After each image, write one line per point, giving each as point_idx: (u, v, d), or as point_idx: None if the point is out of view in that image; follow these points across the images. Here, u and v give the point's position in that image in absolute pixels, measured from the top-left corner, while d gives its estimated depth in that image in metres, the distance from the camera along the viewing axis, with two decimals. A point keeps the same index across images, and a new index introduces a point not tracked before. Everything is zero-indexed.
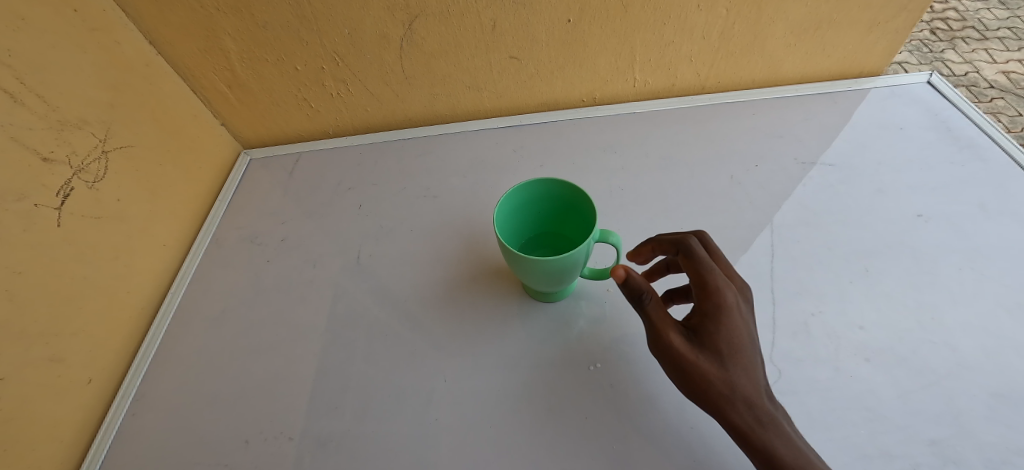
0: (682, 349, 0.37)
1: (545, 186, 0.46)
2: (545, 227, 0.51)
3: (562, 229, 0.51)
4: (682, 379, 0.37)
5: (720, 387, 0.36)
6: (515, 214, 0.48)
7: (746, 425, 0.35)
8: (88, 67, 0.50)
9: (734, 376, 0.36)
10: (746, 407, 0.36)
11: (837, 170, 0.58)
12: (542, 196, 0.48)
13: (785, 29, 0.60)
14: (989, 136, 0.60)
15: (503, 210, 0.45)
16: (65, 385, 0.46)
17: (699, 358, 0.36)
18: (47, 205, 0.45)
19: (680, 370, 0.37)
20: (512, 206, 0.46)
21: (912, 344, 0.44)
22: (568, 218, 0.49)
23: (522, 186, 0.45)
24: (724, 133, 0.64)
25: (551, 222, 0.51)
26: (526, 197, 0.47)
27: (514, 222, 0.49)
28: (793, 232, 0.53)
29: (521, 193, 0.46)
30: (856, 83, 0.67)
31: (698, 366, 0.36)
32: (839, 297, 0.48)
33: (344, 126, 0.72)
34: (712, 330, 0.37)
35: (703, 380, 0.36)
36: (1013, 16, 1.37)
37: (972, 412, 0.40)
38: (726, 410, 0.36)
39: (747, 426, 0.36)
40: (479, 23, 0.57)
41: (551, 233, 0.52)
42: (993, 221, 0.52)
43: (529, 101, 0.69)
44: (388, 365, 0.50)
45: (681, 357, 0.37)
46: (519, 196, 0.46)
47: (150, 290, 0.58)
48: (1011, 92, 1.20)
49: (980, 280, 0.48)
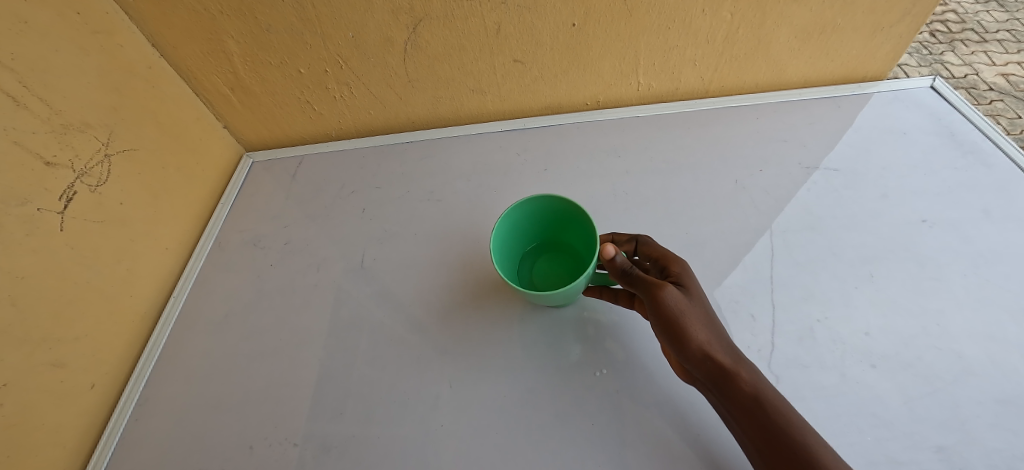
0: (678, 299, 0.39)
1: (550, 200, 0.46)
2: (548, 236, 0.52)
3: (568, 239, 0.51)
4: (678, 330, 0.39)
5: (707, 334, 0.39)
6: (516, 228, 0.48)
7: (736, 368, 0.38)
8: (91, 70, 0.50)
9: (713, 327, 0.40)
10: (728, 351, 0.39)
11: (841, 175, 0.58)
12: (543, 209, 0.48)
13: (789, 33, 0.60)
14: (993, 140, 0.60)
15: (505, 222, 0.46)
16: (69, 390, 0.46)
17: (688, 308, 0.40)
18: (50, 209, 0.45)
19: (675, 321, 0.39)
20: (514, 218, 0.47)
21: (917, 349, 0.44)
22: (571, 228, 0.50)
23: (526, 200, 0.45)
24: (727, 137, 0.64)
25: (556, 232, 0.51)
26: (527, 211, 0.47)
27: (516, 234, 0.49)
28: (798, 237, 0.53)
29: (521, 208, 0.46)
30: (860, 87, 0.67)
31: (688, 315, 0.39)
32: (844, 303, 0.48)
33: (348, 129, 0.72)
34: (690, 289, 0.42)
35: (694, 327, 0.39)
36: (1012, 19, 1.38)
37: (977, 419, 0.40)
38: (716, 355, 0.38)
39: (736, 370, 0.38)
40: (484, 27, 0.57)
41: (553, 240, 0.52)
42: (997, 226, 0.52)
43: (532, 105, 0.69)
44: (392, 370, 0.50)
45: (677, 305, 0.39)
46: (522, 209, 0.46)
47: (153, 294, 0.58)
48: (1010, 95, 1.21)
49: (984, 285, 0.48)
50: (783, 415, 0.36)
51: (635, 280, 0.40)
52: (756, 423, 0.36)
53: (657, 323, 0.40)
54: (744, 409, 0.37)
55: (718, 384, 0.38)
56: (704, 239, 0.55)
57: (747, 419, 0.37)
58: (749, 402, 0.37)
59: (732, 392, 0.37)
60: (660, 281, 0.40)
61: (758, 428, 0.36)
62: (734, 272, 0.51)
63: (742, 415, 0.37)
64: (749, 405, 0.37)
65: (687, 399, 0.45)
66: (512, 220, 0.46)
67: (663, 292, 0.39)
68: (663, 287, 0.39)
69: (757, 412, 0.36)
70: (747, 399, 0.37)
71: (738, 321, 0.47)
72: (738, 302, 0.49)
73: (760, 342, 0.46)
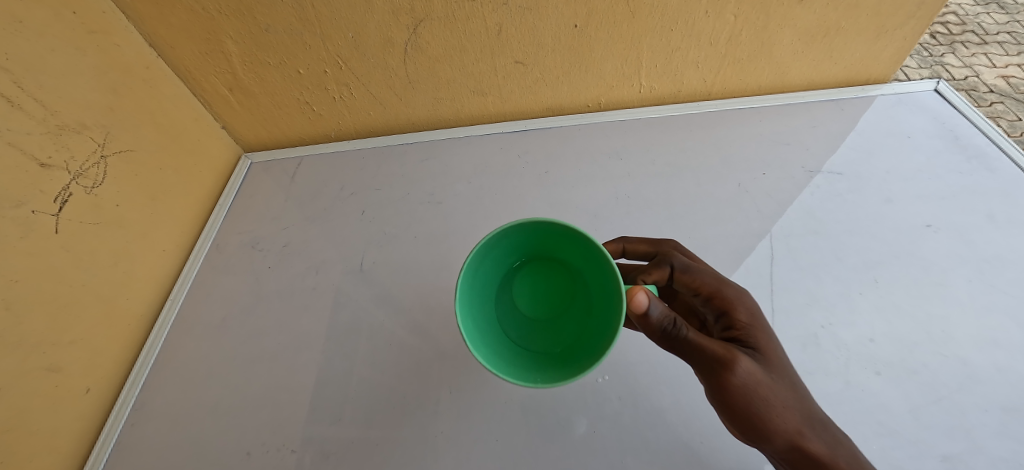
0: (754, 372, 0.36)
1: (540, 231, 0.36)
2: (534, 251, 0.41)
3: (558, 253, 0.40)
4: (757, 409, 0.35)
5: (797, 419, 0.35)
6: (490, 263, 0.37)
7: (831, 460, 0.34)
8: (86, 70, 0.50)
9: (800, 404, 0.36)
10: (822, 437, 0.35)
11: (845, 179, 0.58)
12: (527, 236, 0.37)
13: (793, 35, 0.60)
14: (998, 145, 0.60)
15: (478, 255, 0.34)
16: (63, 395, 0.45)
17: (766, 385, 0.36)
18: (45, 211, 0.45)
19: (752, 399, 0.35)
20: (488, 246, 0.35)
21: (923, 356, 0.44)
22: (562, 244, 0.39)
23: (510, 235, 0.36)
24: (730, 140, 0.64)
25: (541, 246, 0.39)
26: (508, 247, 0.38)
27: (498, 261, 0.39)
28: (801, 241, 0.53)
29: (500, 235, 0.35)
30: (863, 90, 0.67)
31: (768, 391, 0.35)
32: (849, 309, 0.47)
33: (347, 130, 0.71)
34: (767, 354, 0.38)
35: (778, 408, 0.35)
36: (1012, 21, 1.37)
37: (983, 427, 0.40)
38: (805, 443, 0.35)
39: (831, 461, 0.34)
40: (485, 28, 0.57)
41: (543, 252, 0.41)
42: (1001, 232, 0.52)
43: (533, 106, 0.69)
44: (392, 375, 0.50)
45: (752, 380, 0.35)
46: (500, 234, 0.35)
47: (151, 297, 0.57)
48: (1010, 97, 1.20)
49: (989, 291, 0.48)
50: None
51: (696, 350, 0.35)
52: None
53: (720, 403, 0.37)
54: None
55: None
56: (707, 243, 0.54)
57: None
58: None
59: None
60: (735, 355, 0.35)
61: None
62: (736, 276, 0.51)
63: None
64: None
65: (690, 405, 0.45)
66: (480, 258, 0.36)
67: (738, 367, 0.35)
68: (738, 362, 0.35)
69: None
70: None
71: None
72: None
73: None
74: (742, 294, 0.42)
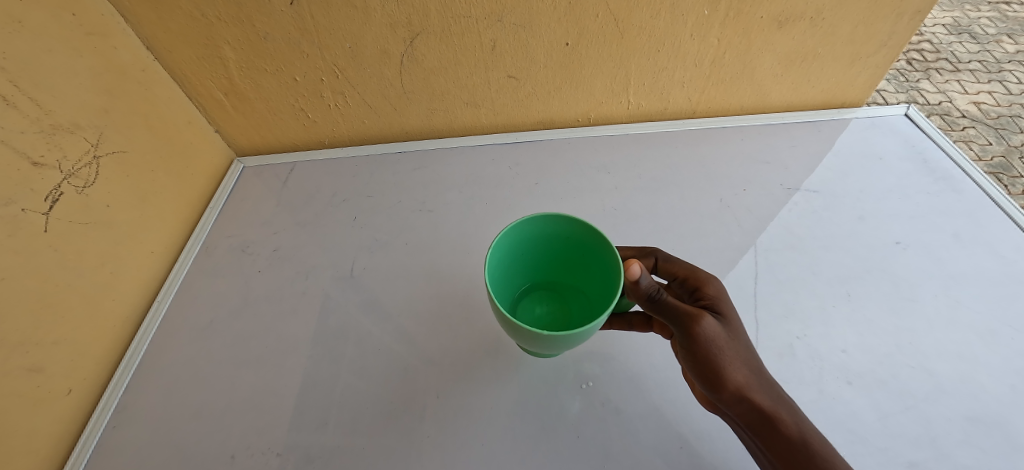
0: (717, 336, 0.39)
1: (559, 225, 0.44)
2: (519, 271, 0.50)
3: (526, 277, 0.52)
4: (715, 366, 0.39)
5: (742, 371, 0.39)
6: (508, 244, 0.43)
7: (763, 401, 0.39)
8: (83, 71, 0.49)
9: (749, 362, 0.40)
10: (758, 384, 0.39)
11: (820, 196, 0.61)
12: (540, 237, 0.46)
13: (773, 60, 0.63)
14: (962, 168, 0.63)
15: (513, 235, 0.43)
16: (44, 396, 0.44)
17: (726, 345, 0.39)
18: (34, 209, 0.44)
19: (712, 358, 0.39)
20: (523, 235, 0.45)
21: (892, 367, 0.46)
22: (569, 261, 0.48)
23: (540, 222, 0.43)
24: (713, 157, 0.66)
25: (548, 265, 0.51)
26: (521, 237, 0.44)
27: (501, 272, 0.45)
28: (778, 255, 0.55)
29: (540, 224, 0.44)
30: (838, 113, 0.70)
31: (726, 351, 0.39)
32: (823, 321, 0.49)
33: (340, 137, 0.72)
34: (729, 322, 0.41)
35: (728, 365, 0.39)
36: (983, 50, 1.44)
37: (949, 436, 0.42)
38: (747, 388, 0.39)
39: (763, 402, 0.39)
40: (480, 43, 0.59)
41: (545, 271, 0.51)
42: (966, 249, 0.55)
43: (526, 120, 0.71)
44: (380, 381, 0.50)
45: (711, 339, 0.39)
46: (523, 232, 0.44)
47: (137, 298, 0.57)
48: (981, 122, 1.26)
49: (954, 305, 0.50)
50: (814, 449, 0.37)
51: (666, 307, 0.39)
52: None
53: (690, 355, 0.40)
54: (787, 453, 0.38)
55: (749, 419, 0.39)
56: (690, 255, 0.56)
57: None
58: (777, 431, 0.38)
59: (761, 423, 0.39)
60: (699, 316, 0.39)
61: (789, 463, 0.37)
62: None
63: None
64: (777, 435, 0.38)
65: (672, 411, 0.47)
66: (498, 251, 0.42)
67: (701, 327, 0.38)
68: (702, 320, 0.39)
69: (786, 444, 0.38)
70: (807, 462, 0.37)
71: None
72: None
73: None
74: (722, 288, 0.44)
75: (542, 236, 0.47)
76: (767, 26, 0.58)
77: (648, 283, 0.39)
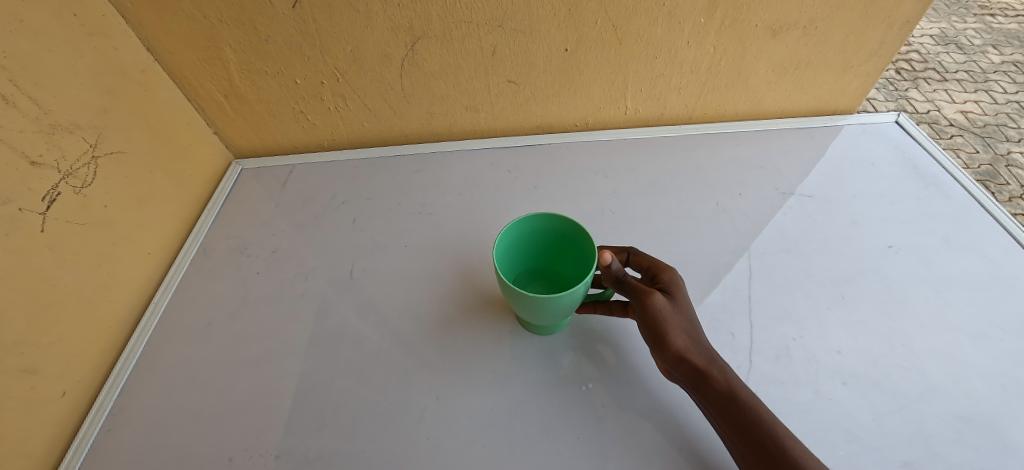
0: (664, 307, 0.41)
1: (555, 221, 0.47)
2: (524, 261, 0.52)
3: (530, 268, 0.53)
4: (663, 335, 0.41)
5: (688, 338, 0.41)
6: (508, 235, 0.46)
7: (708, 367, 0.40)
8: (83, 71, 0.49)
9: (693, 330, 0.42)
10: (703, 352, 0.41)
11: (814, 201, 0.62)
12: (538, 232, 0.48)
13: (767, 67, 0.65)
14: (951, 174, 0.65)
15: (511, 230, 0.46)
16: (38, 399, 0.44)
17: (673, 317, 0.41)
18: (31, 209, 0.44)
19: (660, 328, 0.41)
20: (522, 230, 0.47)
21: (885, 368, 0.47)
22: (565, 256, 0.50)
23: (533, 217, 0.46)
24: (709, 162, 0.67)
25: (548, 259, 0.52)
26: (522, 230, 0.47)
27: (507, 260, 0.49)
28: (773, 258, 0.56)
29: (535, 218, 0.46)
30: (831, 120, 0.72)
31: (673, 321, 0.41)
32: (818, 323, 0.50)
33: (339, 140, 0.73)
34: (678, 298, 0.43)
35: (674, 333, 0.41)
36: (970, 60, 1.48)
37: (942, 434, 0.43)
38: (693, 355, 0.40)
39: (708, 369, 0.40)
40: (480, 48, 0.59)
41: (547, 267, 0.53)
42: (956, 253, 0.56)
43: (524, 124, 0.72)
44: (380, 382, 0.50)
45: (658, 313, 0.41)
46: (523, 228, 0.47)
47: (133, 300, 0.56)
48: (969, 131, 1.29)
49: (945, 308, 0.51)
50: (756, 411, 0.39)
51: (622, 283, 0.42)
52: (754, 447, 0.37)
53: (643, 326, 0.42)
54: (722, 408, 0.39)
55: (696, 384, 0.41)
56: (687, 258, 0.57)
57: (734, 431, 0.38)
58: (722, 397, 0.39)
59: (707, 389, 0.40)
60: (648, 290, 0.41)
61: (733, 424, 0.38)
62: (714, 290, 0.53)
63: (745, 445, 0.38)
64: (723, 400, 0.39)
65: (670, 412, 0.47)
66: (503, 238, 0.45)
67: (651, 300, 0.41)
68: (651, 295, 0.41)
69: (730, 407, 0.39)
70: (749, 422, 0.38)
71: (719, 338, 0.49)
72: (718, 320, 0.50)
73: (738, 360, 0.47)
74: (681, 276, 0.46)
75: (545, 230, 0.48)
76: (761, 34, 0.60)
77: (617, 267, 0.42)
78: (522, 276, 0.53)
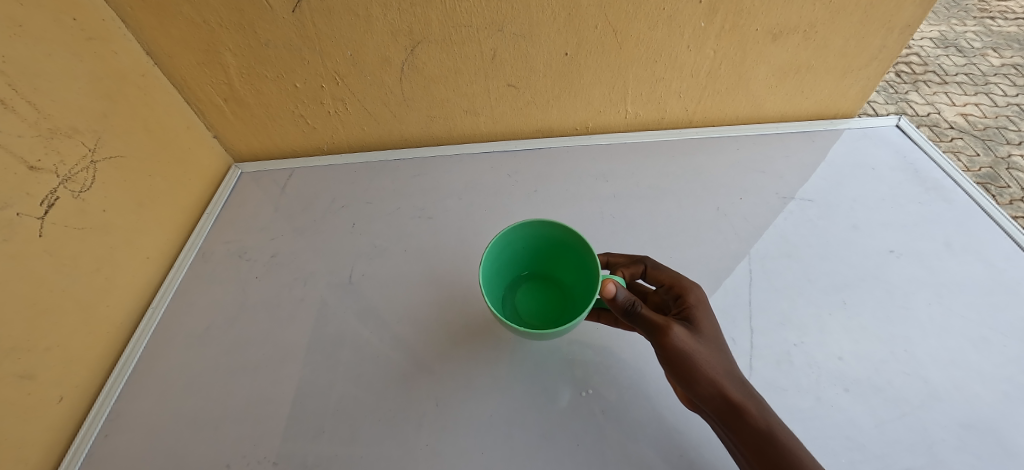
0: (687, 340, 0.40)
1: (549, 231, 0.46)
2: (517, 268, 0.52)
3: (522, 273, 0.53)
4: (689, 369, 0.40)
5: (715, 370, 0.40)
6: (501, 244, 0.45)
7: (739, 399, 0.39)
8: (83, 76, 0.49)
9: (720, 360, 0.41)
10: (732, 382, 0.40)
11: (815, 205, 0.62)
12: (528, 238, 0.48)
13: (768, 71, 0.64)
14: (953, 178, 0.64)
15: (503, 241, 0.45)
16: (34, 404, 0.43)
17: (697, 349, 0.40)
18: (29, 214, 0.44)
19: (686, 362, 0.40)
20: (516, 239, 0.47)
21: (888, 374, 0.47)
22: (559, 261, 0.50)
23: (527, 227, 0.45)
24: (709, 166, 0.67)
25: (541, 263, 0.52)
26: (516, 239, 0.47)
27: (500, 268, 0.48)
28: (775, 263, 0.56)
29: (528, 227, 0.46)
30: (831, 123, 0.72)
31: (699, 355, 0.40)
32: (818, 328, 0.50)
33: (339, 143, 0.72)
34: (700, 326, 0.42)
35: (701, 367, 0.40)
36: (970, 63, 1.47)
37: (944, 442, 0.43)
38: (723, 388, 0.40)
39: (738, 401, 0.39)
40: (480, 52, 0.59)
41: (539, 270, 0.53)
42: (957, 258, 0.56)
43: (524, 128, 0.72)
44: (379, 387, 0.50)
45: (682, 348, 0.40)
46: (517, 237, 0.46)
47: (131, 304, 0.56)
48: (969, 133, 1.29)
49: (947, 314, 0.51)
50: (786, 445, 0.38)
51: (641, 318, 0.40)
52: None
53: (667, 360, 0.41)
54: (752, 443, 0.39)
55: (724, 417, 0.40)
56: (687, 262, 0.56)
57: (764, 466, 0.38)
58: (754, 431, 0.39)
59: (737, 422, 0.39)
60: (669, 323, 0.40)
61: (764, 460, 0.38)
62: (715, 294, 0.53)
63: None
64: (753, 434, 0.39)
65: (671, 418, 0.47)
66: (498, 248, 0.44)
67: (672, 334, 0.40)
68: (672, 329, 0.40)
69: (760, 441, 0.38)
70: (781, 458, 0.37)
71: None
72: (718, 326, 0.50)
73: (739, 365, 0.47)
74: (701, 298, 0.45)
75: (538, 238, 0.48)
76: (761, 38, 0.60)
77: (624, 298, 0.39)
78: (514, 282, 0.53)
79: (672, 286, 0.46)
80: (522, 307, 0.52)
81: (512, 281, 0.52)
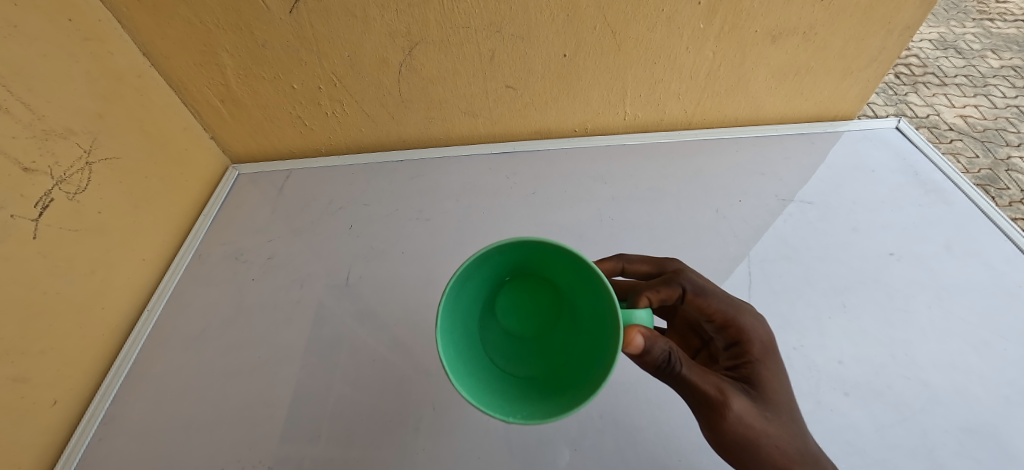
0: (747, 416, 0.36)
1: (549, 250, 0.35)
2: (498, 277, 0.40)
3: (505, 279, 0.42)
4: (752, 448, 0.36)
5: (783, 448, 0.36)
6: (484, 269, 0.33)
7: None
8: (78, 77, 0.49)
9: (789, 435, 0.36)
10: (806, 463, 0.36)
11: (814, 208, 0.61)
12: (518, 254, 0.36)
13: (767, 73, 0.64)
14: (953, 180, 0.64)
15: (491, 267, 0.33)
16: (28, 408, 0.43)
17: (759, 426, 0.36)
18: (24, 216, 0.43)
19: (749, 442, 0.35)
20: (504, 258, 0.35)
21: (888, 378, 0.46)
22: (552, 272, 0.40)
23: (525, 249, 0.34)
24: (708, 168, 0.67)
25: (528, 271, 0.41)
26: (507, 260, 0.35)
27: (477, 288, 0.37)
28: (774, 266, 0.55)
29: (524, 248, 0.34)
30: (831, 125, 0.72)
31: (763, 431, 0.36)
32: (818, 332, 0.50)
33: (337, 145, 0.72)
34: (762, 393, 0.37)
35: (766, 445, 0.35)
36: (969, 65, 1.47)
37: (944, 447, 0.43)
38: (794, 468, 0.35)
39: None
40: (479, 53, 0.59)
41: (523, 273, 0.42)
42: (958, 261, 0.56)
43: (523, 129, 0.71)
44: (376, 390, 0.49)
45: (741, 423, 0.35)
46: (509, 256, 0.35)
47: (127, 307, 0.56)
48: (968, 135, 1.29)
49: (948, 317, 0.51)
50: None
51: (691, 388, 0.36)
52: None
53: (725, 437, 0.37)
54: None
55: None
56: (686, 265, 0.56)
57: None
58: None
59: None
60: (725, 396, 0.35)
61: None
62: None
63: None
64: None
65: (669, 422, 0.47)
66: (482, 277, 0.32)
67: (729, 409, 0.35)
68: (728, 404, 0.35)
69: None
70: None
71: None
72: None
73: None
74: (762, 351, 0.40)
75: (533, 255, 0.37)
76: (760, 40, 0.59)
77: (661, 354, 0.34)
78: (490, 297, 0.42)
79: (734, 333, 0.41)
80: (511, 324, 0.44)
81: (487, 299, 0.42)
